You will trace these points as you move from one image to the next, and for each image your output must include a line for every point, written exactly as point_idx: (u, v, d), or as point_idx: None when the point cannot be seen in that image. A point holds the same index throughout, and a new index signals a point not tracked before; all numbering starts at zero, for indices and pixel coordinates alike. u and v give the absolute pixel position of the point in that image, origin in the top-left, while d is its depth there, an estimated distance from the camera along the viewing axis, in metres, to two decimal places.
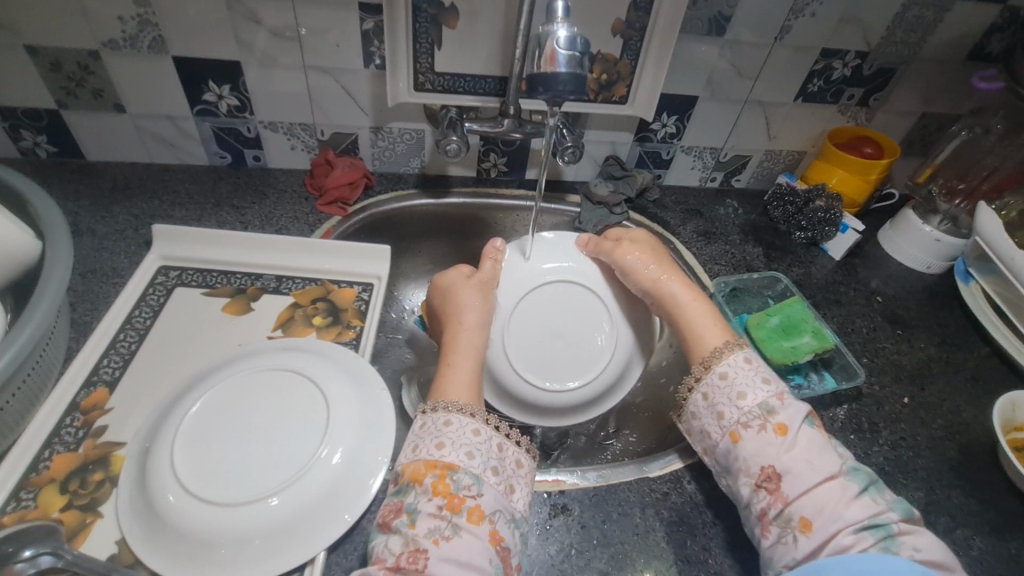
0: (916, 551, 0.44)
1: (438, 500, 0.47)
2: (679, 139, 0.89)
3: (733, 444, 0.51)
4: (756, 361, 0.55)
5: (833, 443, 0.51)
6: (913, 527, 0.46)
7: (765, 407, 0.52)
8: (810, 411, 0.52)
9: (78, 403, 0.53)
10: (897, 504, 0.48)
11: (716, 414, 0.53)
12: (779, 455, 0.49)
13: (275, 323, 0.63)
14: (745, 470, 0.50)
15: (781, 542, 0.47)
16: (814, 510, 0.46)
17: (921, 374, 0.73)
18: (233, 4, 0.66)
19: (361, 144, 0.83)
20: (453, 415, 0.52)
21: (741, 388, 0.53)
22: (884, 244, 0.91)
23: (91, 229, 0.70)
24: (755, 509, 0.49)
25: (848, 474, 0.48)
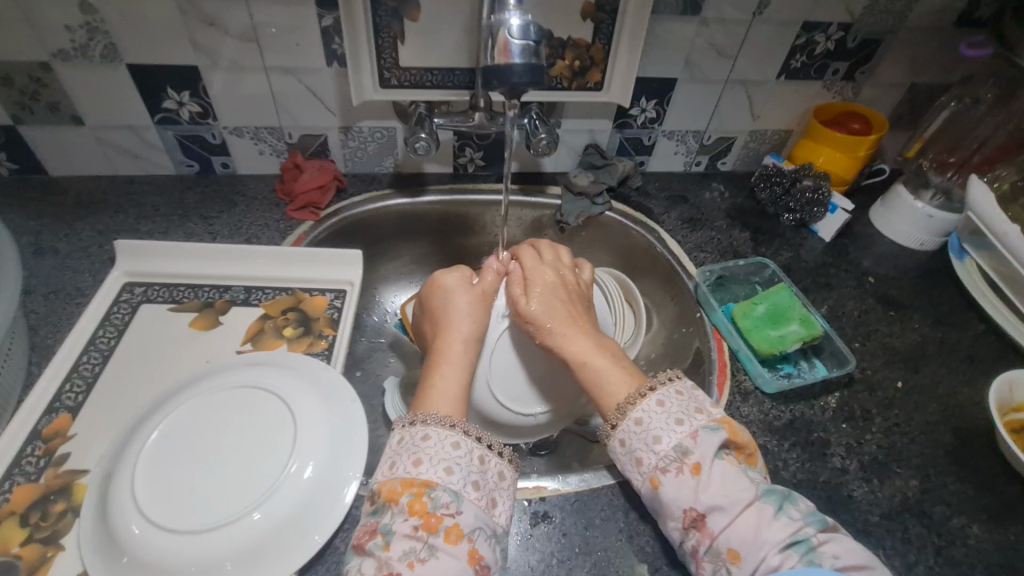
0: (839, 558, 0.46)
1: (414, 520, 0.45)
2: (659, 124, 0.86)
3: (656, 490, 0.51)
4: (667, 400, 0.53)
5: (746, 467, 0.51)
6: (830, 535, 0.48)
7: (680, 447, 0.51)
8: (724, 441, 0.51)
9: (39, 431, 0.51)
10: (812, 516, 0.49)
11: (635, 461, 0.52)
12: (700, 495, 0.48)
13: (245, 337, 0.62)
14: (670, 514, 0.50)
15: (716, 574, 0.47)
16: (740, 541, 0.47)
17: (915, 357, 0.71)
18: (184, 6, 0.64)
19: (331, 146, 0.81)
20: (433, 429, 0.50)
21: (656, 431, 0.52)
22: (876, 223, 0.88)
23: (53, 248, 0.69)
24: (688, 546, 0.49)
25: (763, 496, 0.49)
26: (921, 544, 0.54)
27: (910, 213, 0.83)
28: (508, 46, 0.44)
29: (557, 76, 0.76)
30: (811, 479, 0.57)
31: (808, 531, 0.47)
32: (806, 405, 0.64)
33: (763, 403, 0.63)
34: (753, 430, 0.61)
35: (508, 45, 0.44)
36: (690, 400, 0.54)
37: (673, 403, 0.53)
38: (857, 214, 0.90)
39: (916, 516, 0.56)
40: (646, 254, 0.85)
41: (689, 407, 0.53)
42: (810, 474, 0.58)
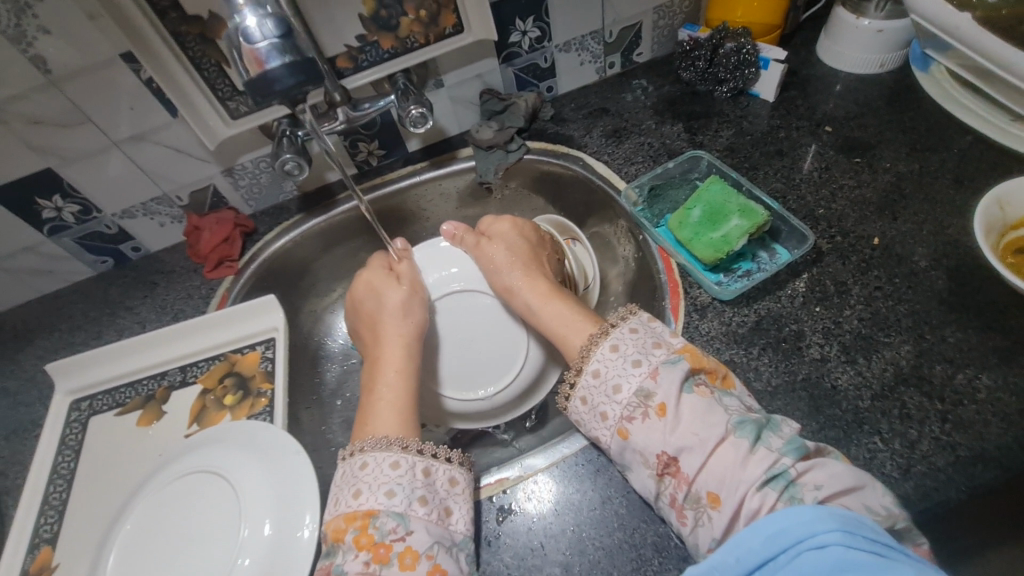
0: (822, 488, 0.40)
1: (363, 555, 0.44)
2: (548, 40, 0.75)
3: (625, 441, 0.46)
4: (623, 343, 0.50)
5: (720, 396, 0.46)
6: (813, 462, 0.41)
7: (641, 391, 0.47)
8: (689, 371, 0.46)
9: (27, 570, 0.54)
10: (791, 444, 0.42)
11: (601, 416, 0.48)
12: (668, 439, 0.44)
13: (190, 418, 0.62)
14: (643, 462, 0.45)
15: (699, 525, 0.42)
16: (717, 482, 0.42)
17: (890, 202, 0.62)
18: (1, 116, 0.60)
19: (223, 192, 0.77)
20: (369, 455, 0.49)
21: (615, 379, 0.48)
22: (826, 59, 0.76)
23: (4, 387, 0.70)
24: (666, 497, 0.44)
25: (736, 430, 0.43)
26: (922, 416, 0.48)
27: (856, 35, 0.71)
28: (256, 53, 0.44)
29: (408, 35, 0.67)
30: (789, 380, 0.52)
31: (787, 463, 0.41)
32: (773, 299, 0.57)
33: (723, 313, 0.57)
34: (716, 347, 0.55)
35: (256, 52, 0.44)
36: (645, 336, 0.50)
37: (629, 344, 0.49)
38: (803, 56, 0.78)
39: (913, 385, 0.50)
40: (577, 186, 0.78)
41: (646, 343, 0.49)
42: (787, 375, 0.52)
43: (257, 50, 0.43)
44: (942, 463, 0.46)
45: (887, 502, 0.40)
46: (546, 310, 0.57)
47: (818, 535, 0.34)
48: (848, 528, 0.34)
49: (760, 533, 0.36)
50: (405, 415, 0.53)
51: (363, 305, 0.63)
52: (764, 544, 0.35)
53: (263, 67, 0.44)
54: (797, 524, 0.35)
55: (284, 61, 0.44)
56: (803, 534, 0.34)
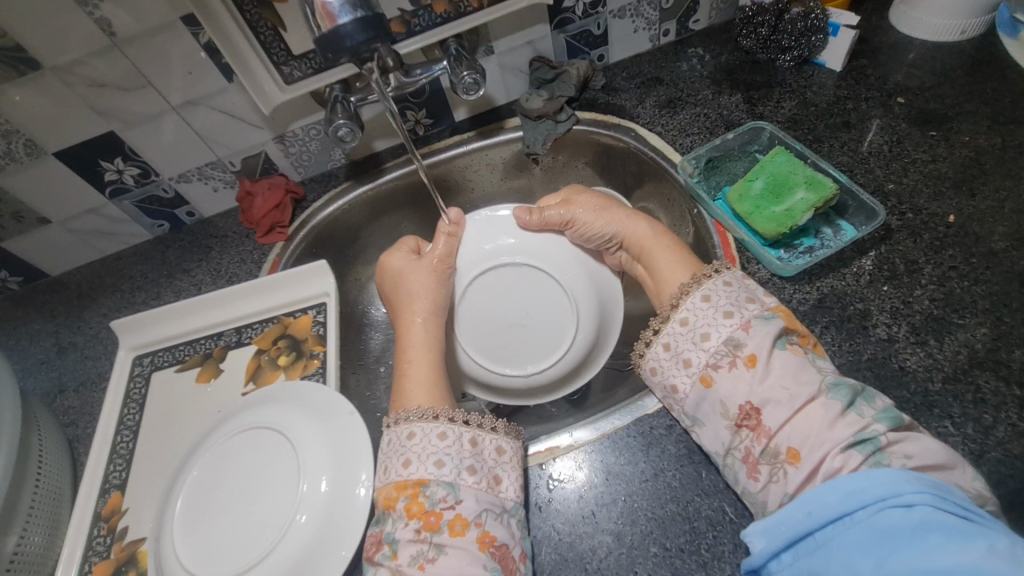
0: (911, 459, 0.39)
1: (415, 523, 0.45)
2: (603, 5, 0.72)
3: (706, 389, 0.47)
4: (715, 294, 0.50)
5: (813, 358, 0.46)
6: (907, 433, 0.40)
7: (731, 340, 0.47)
8: (783, 329, 0.46)
9: (100, 513, 0.57)
10: (885, 413, 0.41)
11: (683, 363, 0.49)
12: (753, 391, 0.44)
13: (246, 377, 0.64)
14: (723, 412, 0.45)
15: (773, 481, 0.42)
16: (801, 438, 0.42)
17: (968, 177, 0.59)
18: (67, 79, 0.61)
19: (274, 158, 0.77)
20: (415, 425, 0.50)
21: (704, 328, 0.49)
22: (899, 25, 0.71)
23: (72, 342, 0.74)
24: (740, 451, 0.44)
25: (830, 391, 0.43)
26: (998, 402, 0.46)
27: None
28: (328, 7, 0.43)
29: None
30: (853, 359, 0.50)
31: (878, 429, 0.40)
32: (837, 277, 0.55)
33: (782, 290, 0.55)
34: None
35: (327, 6, 0.43)
36: (738, 290, 0.50)
37: (721, 296, 0.49)
38: (875, 22, 0.73)
39: (989, 369, 0.48)
40: (628, 158, 0.76)
41: (738, 297, 0.49)
42: (850, 355, 0.50)
43: (331, 4, 0.43)
44: (1020, 450, 0.44)
45: (978, 484, 0.39)
46: (658, 247, 0.60)
47: (904, 495, 0.35)
48: (937, 492, 0.35)
49: (838, 490, 0.37)
50: (436, 390, 0.55)
51: (393, 279, 0.64)
52: (841, 500, 0.37)
53: (335, 22, 0.43)
54: (882, 484, 0.36)
55: (356, 16, 0.43)
56: (887, 493, 0.35)
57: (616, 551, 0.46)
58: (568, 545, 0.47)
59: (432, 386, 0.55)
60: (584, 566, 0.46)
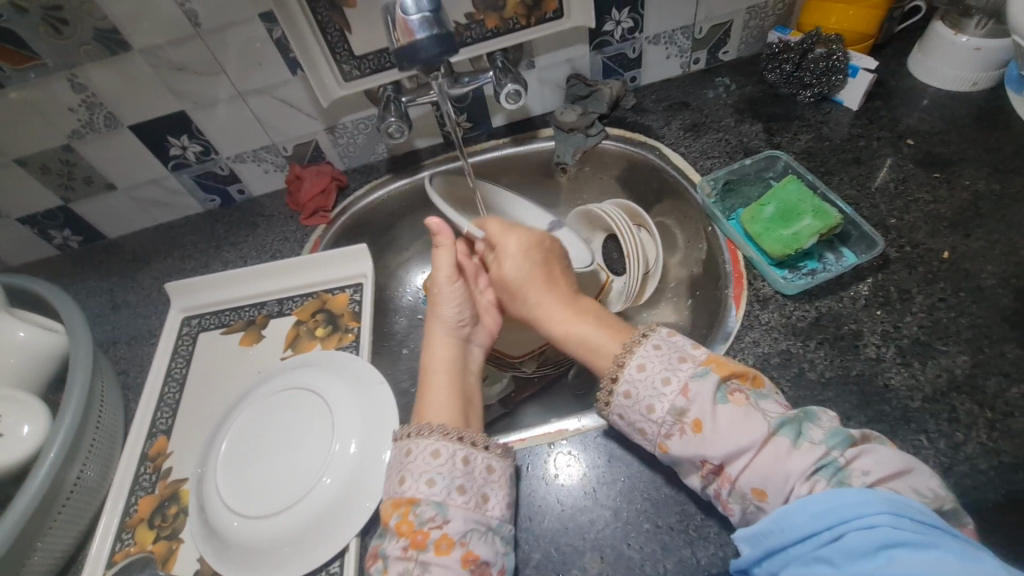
0: (871, 474, 0.42)
1: (403, 540, 0.47)
2: (639, 31, 0.78)
3: (668, 453, 0.49)
4: (648, 361, 0.51)
5: (756, 400, 0.48)
6: (858, 450, 0.44)
7: (675, 409, 0.48)
8: (721, 379, 0.48)
9: (147, 453, 0.63)
10: (835, 435, 0.45)
11: (639, 430, 0.50)
12: (707, 452, 0.46)
13: (286, 344, 0.70)
14: (690, 465, 0.48)
15: (747, 513, 0.45)
16: (763, 478, 0.44)
17: (966, 219, 0.63)
18: (152, 61, 0.68)
19: (324, 148, 0.84)
20: (415, 441, 0.51)
21: (648, 399, 0.50)
22: (915, 72, 0.77)
23: (125, 300, 0.80)
24: (711, 491, 0.47)
25: (777, 429, 0.45)
26: (971, 422, 0.51)
27: (951, 50, 0.72)
28: (408, 24, 0.49)
29: (512, 17, 0.72)
30: (842, 374, 0.55)
31: (834, 453, 0.43)
32: (835, 298, 0.60)
33: (784, 306, 0.61)
34: (775, 336, 0.59)
35: (408, 23, 0.49)
36: (670, 352, 0.51)
37: (654, 363, 0.51)
38: (893, 67, 0.79)
39: (965, 393, 0.52)
40: (651, 173, 0.81)
41: (671, 358, 0.51)
42: (840, 369, 0.55)
43: (411, 21, 0.48)
44: (986, 466, 0.49)
45: (936, 485, 0.43)
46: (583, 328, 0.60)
47: (866, 516, 0.39)
48: (893, 510, 0.38)
49: (808, 510, 0.41)
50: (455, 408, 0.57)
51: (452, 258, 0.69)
52: (811, 519, 0.40)
53: (412, 37, 0.49)
54: (846, 506, 0.39)
55: (433, 33, 0.49)
56: (850, 516, 0.39)
57: (613, 525, 0.51)
58: (569, 515, 0.52)
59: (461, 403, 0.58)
60: (583, 535, 0.51)
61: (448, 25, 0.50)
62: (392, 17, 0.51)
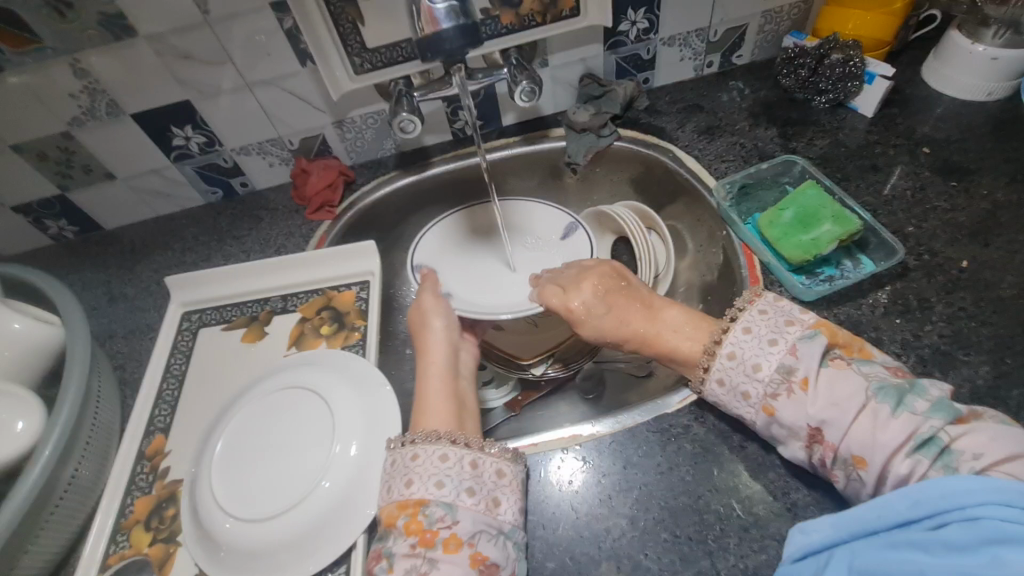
0: (983, 457, 0.39)
1: (411, 539, 0.45)
2: (655, 32, 0.77)
3: (771, 418, 0.46)
4: (755, 325, 0.49)
5: (858, 365, 0.45)
6: (965, 427, 0.40)
7: (783, 367, 0.46)
8: (827, 344, 0.46)
9: (144, 451, 0.60)
10: (939, 407, 0.41)
11: (742, 396, 0.48)
12: (812, 416, 0.44)
13: (290, 341, 0.68)
14: (793, 434, 0.46)
15: (851, 482, 0.44)
16: (862, 446, 0.42)
17: (984, 228, 0.63)
18: (158, 48, 0.66)
19: (331, 142, 0.82)
20: (421, 447, 0.49)
21: (753, 359, 0.47)
22: (930, 80, 0.76)
23: (123, 293, 0.78)
24: (815, 460, 0.45)
25: (878, 396, 0.42)
26: None
27: (968, 59, 0.71)
28: (433, 13, 0.48)
29: (527, 13, 0.70)
30: None
31: (936, 427, 0.40)
32: (854, 306, 0.59)
33: (802, 312, 0.60)
34: None
35: (432, 12, 0.48)
36: (776, 316, 0.49)
37: (761, 326, 0.48)
38: (908, 75, 0.78)
39: (988, 404, 0.51)
40: (664, 176, 0.80)
41: (777, 323, 0.48)
42: None
43: (436, 10, 0.47)
44: None
45: None
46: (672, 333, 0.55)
47: (969, 507, 0.35)
48: (1003, 500, 0.34)
49: (907, 497, 0.37)
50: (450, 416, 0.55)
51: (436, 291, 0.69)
52: (909, 507, 0.36)
53: (437, 26, 0.48)
54: (953, 496, 0.35)
55: (456, 23, 0.48)
56: (952, 506, 0.35)
57: (630, 533, 0.49)
58: (584, 523, 0.50)
59: (456, 409, 0.55)
60: (598, 544, 0.49)
61: (473, 15, 0.49)
62: (417, 6, 0.49)
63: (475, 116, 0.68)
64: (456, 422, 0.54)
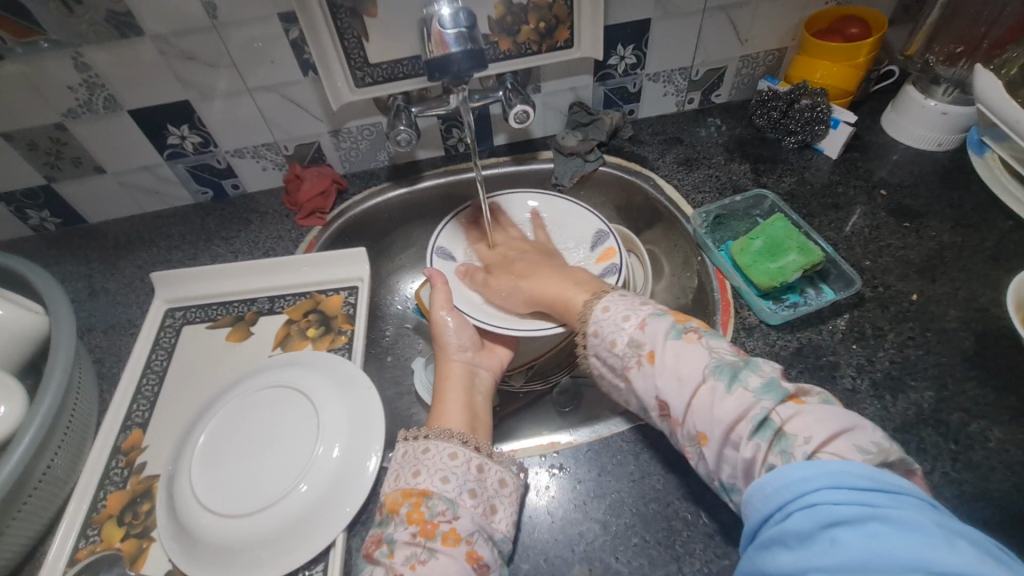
0: (813, 439, 0.40)
1: (412, 528, 0.46)
2: (641, 68, 0.82)
3: (630, 387, 0.50)
4: (613, 304, 0.54)
5: (708, 339, 0.48)
6: (796, 407, 0.42)
7: (633, 341, 0.50)
8: (676, 321, 0.50)
9: (120, 446, 0.60)
10: (771, 386, 0.43)
11: (611, 368, 0.52)
12: (660, 384, 0.47)
13: (275, 342, 0.69)
14: (647, 404, 0.49)
15: (699, 459, 0.45)
16: (704, 422, 0.44)
17: (932, 266, 0.69)
18: (162, 48, 0.67)
19: (325, 150, 0.84)
20: (433, 442, 0.51)
21: (610, 335, 0.52)
22: (888, 130, 0.83)
23: (104, 287, 0.78)
24: (671, 434, 0.48)
25: (714, 374, 0.45)
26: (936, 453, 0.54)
27: (921, 113, 0.79)
28: (443, 36, 0.51)
29: (524, 42, 0.74)
30: None
31: (768, 407, 0.42)
32: (814, 331, 0.64)
33: (768, 335, 0.64)
34: None
35: (443, 36, 0.51)
36: (632, 297, 0.54)
37: (617, 305, 0.54)
38: (869, 123, 0.85)
39: (931, 426, 0.56)
40: (644, 201, 0.85)
41: (633, 303, 0.54)
42: None
43: (447, 35, 0.50)
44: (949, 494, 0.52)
45: (881, 439, 0.40)
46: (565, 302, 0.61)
47: (808, 494, 0.36)
48: (833, 482, 0.35)
49: (763, 492, 0.38)
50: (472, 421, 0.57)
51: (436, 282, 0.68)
52: (765, 501, 0.38)
53: (446, 50, 0.51)
54: (790, 483, 0.37)
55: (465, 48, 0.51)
56: (794, 494, 0.36)
57: (602, 538, 0.52)
58: (559, 527, 0.52)
59: (470, 413, 0.58)
60: (572, 547, 0.51)
61: (480, 40, 0.52)
62: (428, 29, 0.53)
63: (474, 135, 0.70)
64: (468, 424, 0.56)
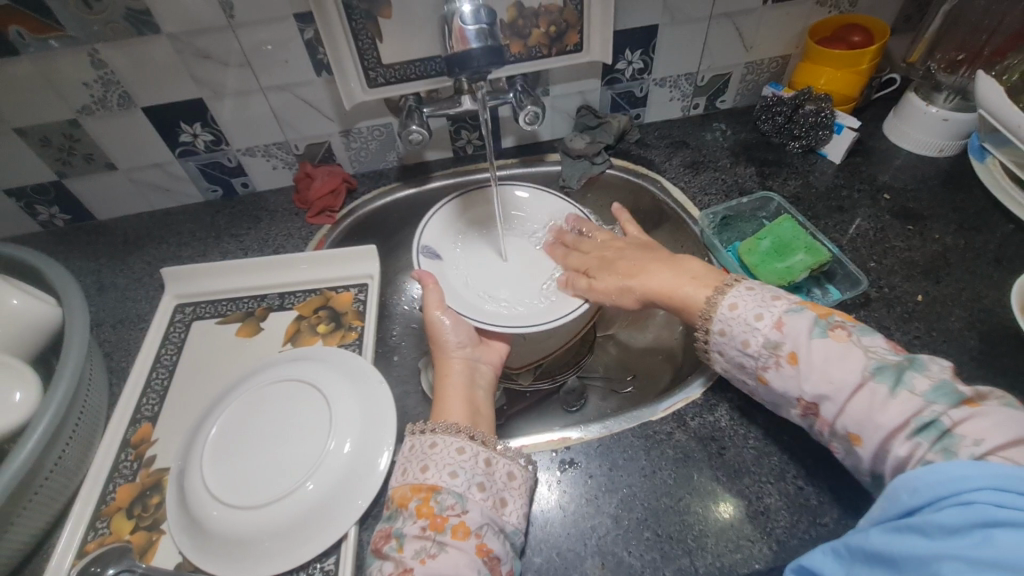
0: (985, 442, 0.39)
1: (421, 522, 0.46)
2: (648, 73, 0.84)
3: (765, 386, 0.51)
4: (740, 301, 0.53)
5: (859, 336, 0.48)
6: (972, 410, 0.41)
7: (770, 342, 0.50)
8: (817, 316, 0.49)
9: (129, 440, 0.60)
10: (940, 390, 0.42)
11: (739, 366, 0.53)
12: (802, 385, 0.48)
13: (285, 338, 0.69)
14: (789, 403, 0.50)
15: (849, 453, 0.47)
16: (859, 424, 0.45)
17: (936, 268, 0.70)
18: (178, 46, 0.68)
19: (336, 150, 0.85)
20: (439, 436, 0.51)
21: (742, 335, 0.52)
22: (890, 135, 0.85)
23: (113, 282, 0.78)
24: (813, 430, 0.49)
25: (875, 375, 0.45)
26: None
27: (922, 119, 0.80)
28: (463, 33, 0.53)
29: (535, 45, 0.76)
30: None
31: (937, 410, 0.41)
32: None
33: None
34: None
35: (464, 32, 0.52)
36: (761, 291, 0.53)
37: (747, 302, 0.53)
38: (871, 129, 0.87)
39: None
40: (651, 203, 0.86)
41: (763, 298, 0.52)
42: None
43: (468, 30, 0.52)
44: None
45: None
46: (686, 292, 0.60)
47: (964, 493, 0.34)
48: (998, 484, 0.33)
49: (910, 485, 0.36)
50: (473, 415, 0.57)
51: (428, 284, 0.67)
52: (913, 493, 0.36)
53: (467, 45, 0.52)
54: (945, 480, 0.35)
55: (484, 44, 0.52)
56: (948, 492, 0.34)
57: (614, 532, 0.52)
58: (570, 521, 0.52)
59: (472, 407, 0.58)
60: (584, 541, 0.51)
61: (498, 36, 0.54)
62: (448, 26, 0.54)
63: (490, 134, 0.70)
64: (470, 418, 0.56)
